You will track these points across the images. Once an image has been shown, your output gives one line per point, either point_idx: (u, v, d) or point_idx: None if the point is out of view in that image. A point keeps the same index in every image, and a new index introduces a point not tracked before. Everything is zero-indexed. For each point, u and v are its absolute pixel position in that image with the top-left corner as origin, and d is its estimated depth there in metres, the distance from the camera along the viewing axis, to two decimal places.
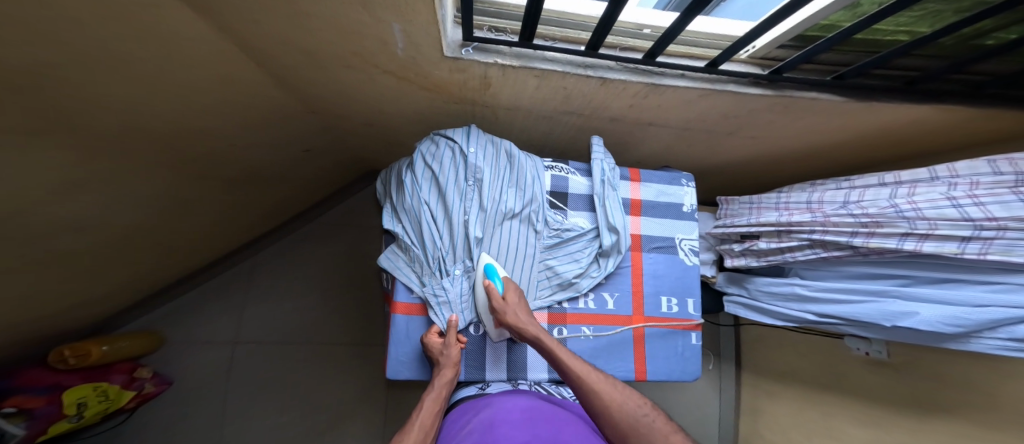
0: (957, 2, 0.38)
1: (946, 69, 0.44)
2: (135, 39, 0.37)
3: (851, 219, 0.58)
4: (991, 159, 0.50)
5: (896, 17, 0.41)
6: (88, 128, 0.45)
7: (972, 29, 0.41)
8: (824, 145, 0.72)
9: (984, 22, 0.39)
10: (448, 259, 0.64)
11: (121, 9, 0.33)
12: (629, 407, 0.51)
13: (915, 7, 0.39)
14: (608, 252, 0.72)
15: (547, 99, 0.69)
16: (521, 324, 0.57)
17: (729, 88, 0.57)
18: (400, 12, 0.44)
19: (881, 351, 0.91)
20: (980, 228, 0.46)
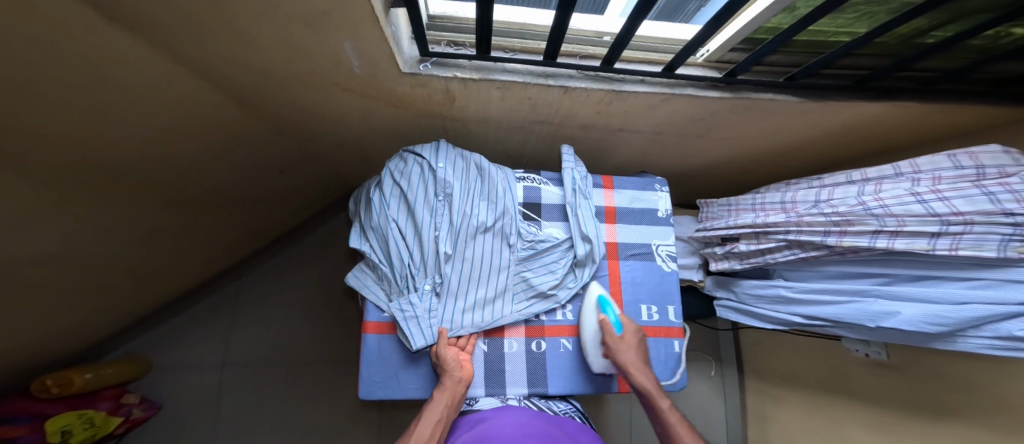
0: (887, 4, 0.39)
1: (891, 68, 0.44)
2: (80, 68, 0.38)
3: (823, 218, 0.57)
4: (952, 153, 0.49)
5: (832, 19, 0.42)
6: (47, 157, 0.46)
7: (906, 29, 0.41)
8: (797, 144, 0.71)
9: (915, 21, 0.40)
10: (416, 276, 0.63)
11: (58, 39, 0.34)
12: None
13: (847, 9, 0.40)
14: (584, 261, 0.70)
15: (515, 110, 0.70)
16: (632, 368, 0.60)
17: (687, 92, 0.56)
18: (347, 30, 0.45)
19: (879, 352, 0.88)
20: (947, 224, 0.45)
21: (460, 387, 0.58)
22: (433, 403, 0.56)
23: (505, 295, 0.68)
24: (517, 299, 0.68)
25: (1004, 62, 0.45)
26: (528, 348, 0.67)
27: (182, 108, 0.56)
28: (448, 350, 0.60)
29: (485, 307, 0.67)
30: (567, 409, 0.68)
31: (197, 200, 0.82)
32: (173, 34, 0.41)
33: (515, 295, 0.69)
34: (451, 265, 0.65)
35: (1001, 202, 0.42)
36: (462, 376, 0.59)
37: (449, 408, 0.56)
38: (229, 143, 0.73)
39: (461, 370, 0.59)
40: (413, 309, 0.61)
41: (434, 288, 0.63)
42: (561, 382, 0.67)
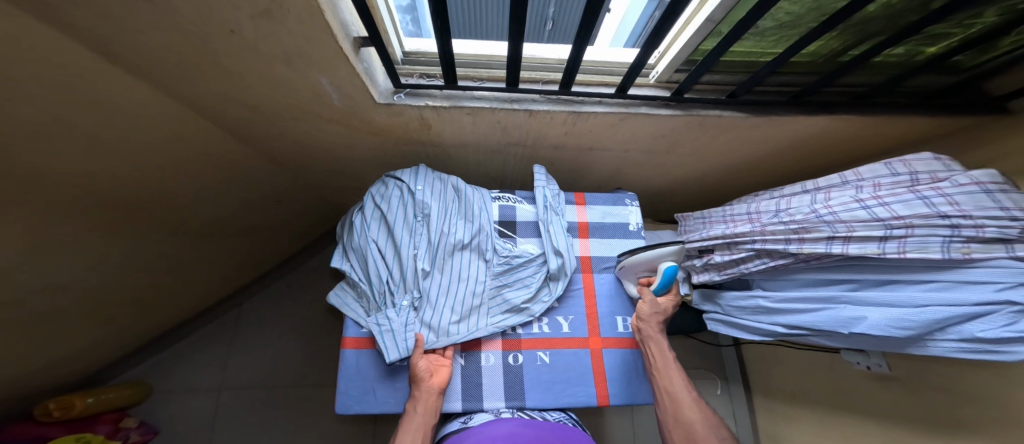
0: (796, 27, 0.46)
1: (818, 83, 0.48)
2: (78, 104, 0.43)
3: (782, 226, 0.58)
4: (888, 161, 0.52)
5: (756, 41, 0.49)
6: (46, 185, 0.50)
7: (818, 47, 0.47)
8: (763, 157, 0.73)
9: (822, 40, 0.46)
10: (393, 291, 0.65)
11: (63, 80, 0.39)
12: (699, 423, 0.54)
13: (766, 33, 0.47)
14: (559, 274, 0.72)
15: (488, 134, 0.74)
16: (648, 319, 0.67)
17: (642, 110, 0.60)
18: (321, 68, 0.51)
19: (881, 364, 0.86)
20: (891, 228, 0.46)
21: (436, 394, 0.59)
22: (411, 420, 0.55)
23: (482, 309, 0.68)
24: (495, 312, 0.69)
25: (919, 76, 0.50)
26: (505, 361, 0.67)
27: (181, 142, 0.62)
28: (421, 359, 0.60)
29: (460, 321, 0.66)
30: (561, 417, 0.67)
31: (197, 227, 0.87)
32: (164, 72, 0.47)
33: (492, 309, 0.69)
34: (428, 281, 0.67)
35: (935, 205, 0.43)
36: (437, 383, 0.59)
37: (428, 418, 0.56)
38: (227, 173, 0.79)
39: (436, 376, 0.60)
40: (389, 324, 0.62)
41: (410, 303, 0.64)
42: (539, 395, 0.66)
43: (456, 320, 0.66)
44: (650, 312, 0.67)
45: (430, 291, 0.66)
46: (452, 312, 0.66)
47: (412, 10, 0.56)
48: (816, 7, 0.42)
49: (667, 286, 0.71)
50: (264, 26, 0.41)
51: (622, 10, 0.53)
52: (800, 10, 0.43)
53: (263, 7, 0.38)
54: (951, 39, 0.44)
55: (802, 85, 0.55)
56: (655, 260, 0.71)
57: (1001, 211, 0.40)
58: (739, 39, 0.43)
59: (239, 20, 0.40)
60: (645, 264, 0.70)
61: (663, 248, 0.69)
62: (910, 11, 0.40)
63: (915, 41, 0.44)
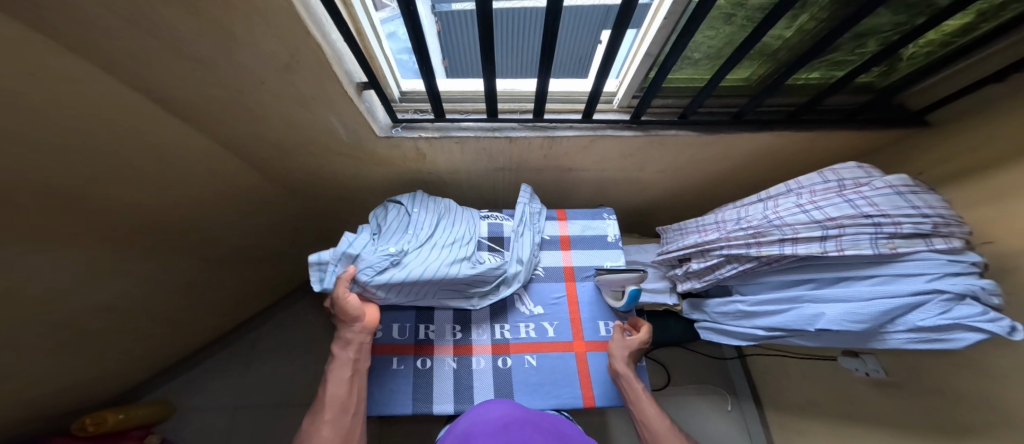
0: (720, 58, 0.56)
1: (753, 101, 0.56)
2: (130, 135, 0.54)
3: (740, 232, 0.62)
4: (821, 171, 0.59)
5: (690, 70, 0.59)
6: (98, 205, 0.60)
7: (742, 73, 0.58)
8: (729, 170, 0.79)
9: (744, 66, 0.56)
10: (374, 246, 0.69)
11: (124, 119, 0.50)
12: None
13: (698, 64, 0.57)
14: (513, 278, 0.77)
15: (476, 160, 0.82)
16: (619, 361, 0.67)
17: (607, 132, 0.68)
18: (330, 109, 0.61)
19: (879, 370, 0.78)
20: (827, 228, 0.52)
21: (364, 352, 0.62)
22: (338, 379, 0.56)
23: (443, 293, 0.74)
24: (453, 296, 0.75)
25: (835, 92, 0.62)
26: (495, 364, 0.72)
27: (210, 173, 0.73)
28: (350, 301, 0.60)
29: (415, 292, 0.70)
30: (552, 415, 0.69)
31: (220, 250, 0.97)
32: (204, 114, 0.58)
33: (452, 294, 0.75)
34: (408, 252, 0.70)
35: (859, 207, 0.51)
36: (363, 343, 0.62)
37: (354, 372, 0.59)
38: (248, 202, 0.89)
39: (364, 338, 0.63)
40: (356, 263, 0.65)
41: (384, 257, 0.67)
42: (526, 398, 0.70)
43: (413, 293, 0.70)
44: (620, 353, 0.69)
45: (407, 260, 0.69)
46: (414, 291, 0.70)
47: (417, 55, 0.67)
48: (730, 41, 0.53)
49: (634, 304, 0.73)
50: (285, 77, 0.52)
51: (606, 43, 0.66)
52: (719, 44, 0.53)
53: (285, 63, 0.49)
54: (852, 65, 0.56)
55: (740, 106, 0.64)
56: (623, 282, 0.75)
57: (913, 209, 0.49)
58: (673, 68, 0.53)
59: (266, 72, 0.51)
60: (615, 283, 0.76)
61: (628, 272, 0.75)
62: (802, 44, 0.51)
63: (822, 66, 0.57)
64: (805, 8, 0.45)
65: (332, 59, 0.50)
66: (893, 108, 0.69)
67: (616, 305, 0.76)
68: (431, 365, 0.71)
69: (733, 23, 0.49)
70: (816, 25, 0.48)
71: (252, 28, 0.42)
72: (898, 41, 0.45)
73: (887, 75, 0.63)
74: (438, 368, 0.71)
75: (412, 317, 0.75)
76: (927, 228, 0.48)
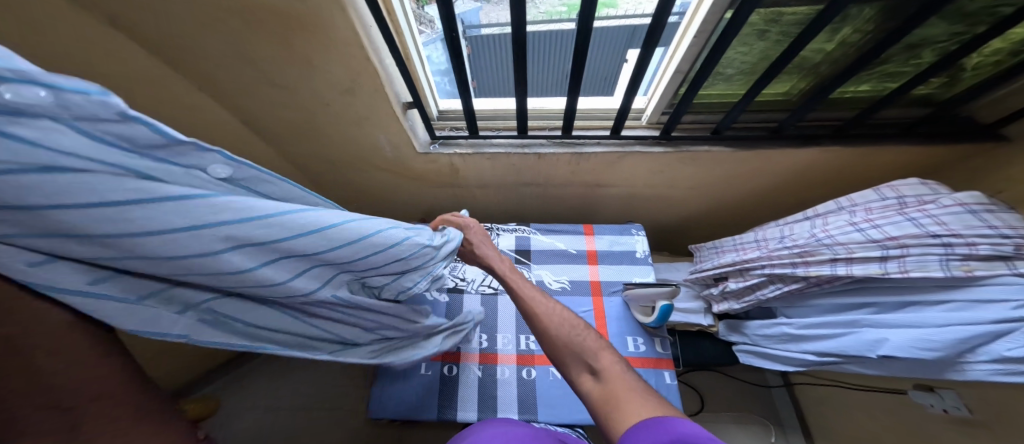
0: (751, 74, 0.55)
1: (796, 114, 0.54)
2: None
3: (785, 251, 0.59)
4: (878, 189, 0.57)
5: (715, 85, 0.58)
6: None
7: (778, 88, 0.57)
8: (770, 184, 0.75)
9: (780, 80, 0.55)
10: (5, 115, 0.18)
11: None
12: (566, 326, 0.43)
13: (730, 79, 0.56)
14: (417, 315, 0.52)
15: (505, 176, 0.83)
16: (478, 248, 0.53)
17: (636, 148, 0.68)
18: (378, 127, 0.66)
19: (960, 407, 0.70)
20: (887, 248, 0.49)
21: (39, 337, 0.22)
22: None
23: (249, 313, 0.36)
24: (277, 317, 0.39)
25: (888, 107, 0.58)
26: (520, 375, 0.71)
27: None
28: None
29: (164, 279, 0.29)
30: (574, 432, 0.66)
31: None
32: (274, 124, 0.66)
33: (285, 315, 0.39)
34: (147, 206, 0.23)
35: (924, 226, 0.47)
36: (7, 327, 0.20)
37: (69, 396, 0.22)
38: None
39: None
40: None
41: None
42: (551, 411, 0.68)
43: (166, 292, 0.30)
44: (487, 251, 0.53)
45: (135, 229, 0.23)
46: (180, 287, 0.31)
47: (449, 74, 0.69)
48: (765, 56, 0.51)
49: (664, 320, 0.70)
50: (345, 99, 0.59)
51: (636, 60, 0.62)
52: (753, 60, 0.52)
53: (348, 85, 0.56)
54: (908, 77, 0.54)
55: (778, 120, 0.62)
56: (654, 297, 0.73)
57: (989, 229, 0.45)
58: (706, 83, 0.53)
59: (329, 92, 0.58)
60: (646, 298, 0.74)
61: (660, 287, 0.74)
62: (843, 57, 0.49)
63: (872, 78, 0.54)
64: (845, 21, 0.43)
65: (384, 79, 0.55)
66: (958, 120, 0.63)
67: (648, 322, 0.72)
68: (457, 373, 0.72)
69: (767, 39, 0.48)
70: (860, 37, 0.46)
71: (327, 51, 0.49)
72: (958, 51, 0.44)
73: (948, 85, 0.58)
74: (463, 375, 0.72)
75: None
76: (1010, 250, 0.44)
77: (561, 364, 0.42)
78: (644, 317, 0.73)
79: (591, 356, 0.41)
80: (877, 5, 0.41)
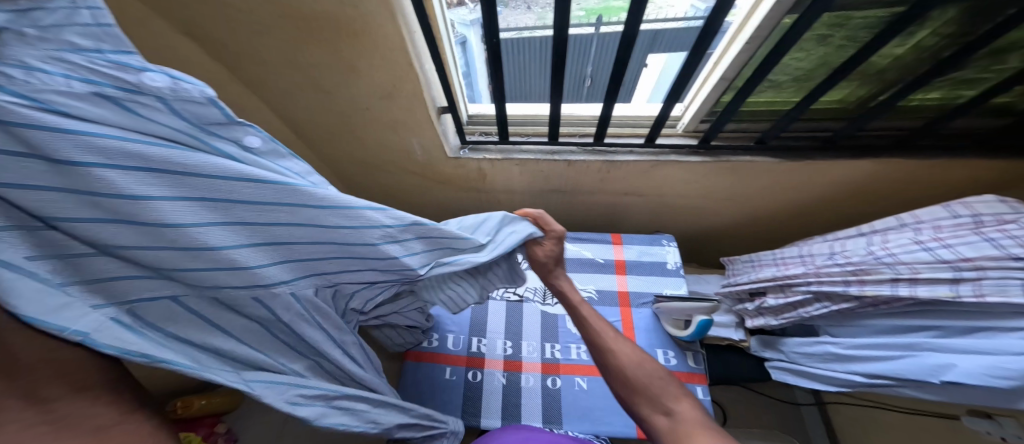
0: (808, 80, 0.53)
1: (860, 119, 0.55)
2: None
3: (837, 268, 0.56)
4: (946, 205, 0.54)
5: (761, 92, 0.57)
6: None
7: (839, 95, 0.57)
8: (812, 193, 0.71)
9: (843, 86, 0.55)
10: (107, 85, 0.20)
11: None
12: (643, 366, 0.41)
13: (783, 87, 0.55)
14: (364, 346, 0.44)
15: (533, 182, 0.82)
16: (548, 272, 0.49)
17: (672, 157, 0.66)
18: (413, 131, 0.67)
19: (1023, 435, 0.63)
20: (960, 270, 0.45)
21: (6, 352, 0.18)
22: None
23: (181, 316, 0.29)
24: (227, 324, 0.32)
25: (959, 117, 0.56)
26: (545, 384, 0.69)
27: None
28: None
29: (136, 261, 0.25)
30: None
31: None
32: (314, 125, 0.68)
33: (239, 323, 0.32)
34: (181, 177, 0.22)
35: (1005, 247, 0.44)
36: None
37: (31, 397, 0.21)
38: None
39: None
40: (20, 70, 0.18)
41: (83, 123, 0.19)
42: (577, 422, 0.65)
43: (82, 262, 0.23)
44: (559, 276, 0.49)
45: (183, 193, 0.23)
46: (105, 259, 0.24)
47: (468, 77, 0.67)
48: (824, 62, 0.50)
49: (701, 335, 0.67)
50: (384, 103, 0.59)
51: (658, 65, 0.62)
52: (809, 66, 0.51)
53: (388, 90, 0.56)
54: (985, 84, 0.52)
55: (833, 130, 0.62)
56: (689, 310, 0.71)
57: None
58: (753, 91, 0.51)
59: (369, 97, 0.59)
60: (680, 311, 0.71)
61: (699, 301, 0.71)
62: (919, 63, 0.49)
63: (945, 85, 0.53)
64: (926, 23, 0.43)
65: (424, 85, 0.56)
66: None
67: (683, 335, 0.69)
68: (481, 379, 0.71)
69: (829, 44, 0.47)
70: (936, 41, 0.46)
71: (373, 57, 0.50)
72: None
73: None
74: (487, 381, 0.70)
75: (466, 330, 0.76)
76: None
77: (634, 405, 0.40)
78: (680, 330, 0.70)
79: (669, 401, 0.38)
80: (964, 6, 0.40)
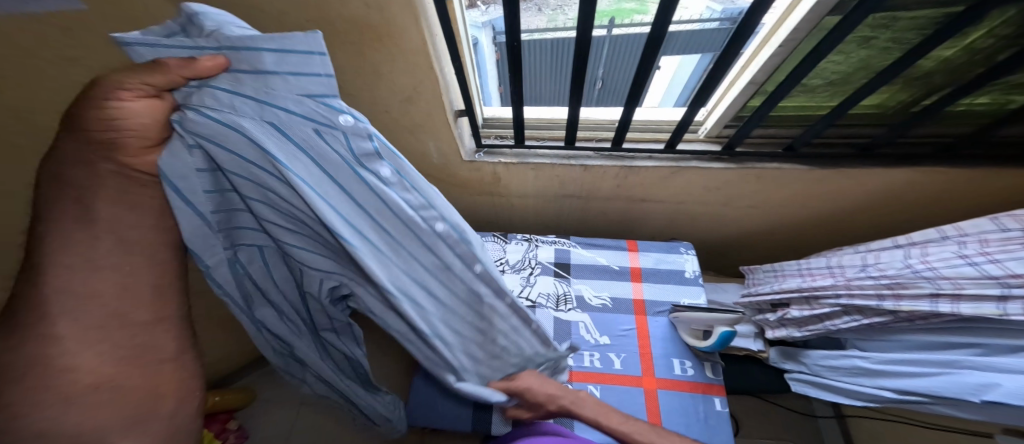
0: (844, 84, 0.53)
1: (898, 126, 0.54)
2: None
3: (871, 281, 0.54)
4: (994, 217, 0.51)
5: (794, 96, 0.56)
6: None
7: (877, 99, 0.55)
8: (838, 199, 0.69)
9: (881, 91, 0.54)
10: (313, 121, 0.24)
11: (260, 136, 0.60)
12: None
13: (816, 91, 0.54)
14: None
15: (548, 187, 0.81)
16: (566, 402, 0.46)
17: (692, 164, 0.65)
18: (430, 134, 0.66)
19: None
20: (1010, 287, 0.43)
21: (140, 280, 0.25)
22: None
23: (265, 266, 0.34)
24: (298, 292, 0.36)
25: (1013, 123, 0.53)
26: (555, 393, 0.64)
27: None
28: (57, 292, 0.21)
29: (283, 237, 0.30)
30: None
31: None
32: None
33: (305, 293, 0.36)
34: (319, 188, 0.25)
35: None
36: (93, 272, 0.23)
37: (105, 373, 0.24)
38: None
39: (88, 249, 0.22)
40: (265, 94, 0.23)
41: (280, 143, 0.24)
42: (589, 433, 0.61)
43: (233, 211, 0.30)
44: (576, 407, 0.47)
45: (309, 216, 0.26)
46: (246, 216, 0.30)
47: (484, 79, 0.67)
48: (865, 65, 0.49)
49: (723, 345, 0.65)
50: (404, 106, 0.59)
51: (673, 66, 0.64)
52: (848, 69, 0.50)
53: (408, 94, 0.56)
54: None
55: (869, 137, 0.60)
56: (709, 320, 0.69)
57: None
58: (783, 98, 0.50)
59: (390, 100, 0.58)
60: (697, 320, 0.69)
61: (720, 313, 0.70)
62: (969, 65, 0.47)
63: (996, 91, 0.51)
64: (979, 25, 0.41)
65: (443, 88, 0.55)
66: None
67: (703, 345, 0.67)
68: None
69: (873, 46, 0.45)
70: (990, 43, 0.44)
71: (397, 63, 0.50)
72: None
73: None
74: None
75: None
76: None
77: None
78: (699, 340, 0.68)
79: None
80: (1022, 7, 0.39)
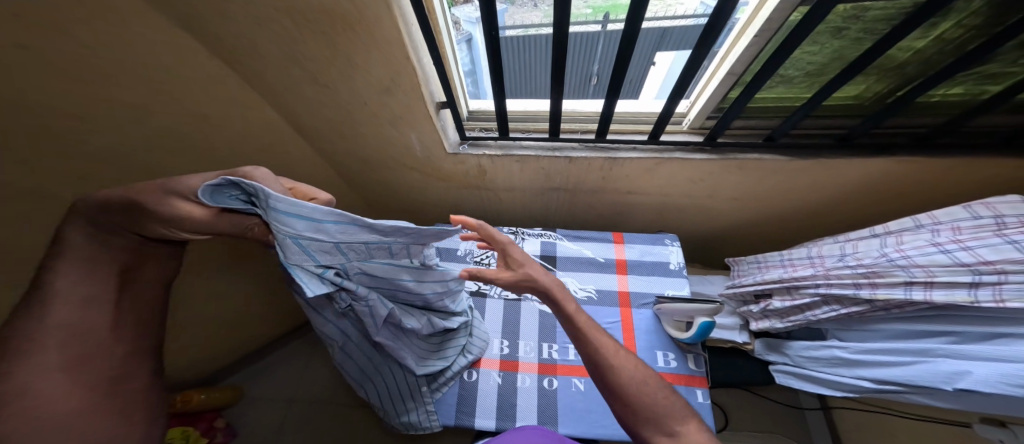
0: (820, 75, 0.52)
1: (875, 115, 0.54)
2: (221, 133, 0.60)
3: (848, 270, 0.54)
4: (968, 205, 0.52)
5: (772, 87, 0.56)
6: None
7: (853, 89, 0.56)
8: (820, 190, 0.69)
9: (856, 82, 0.54)
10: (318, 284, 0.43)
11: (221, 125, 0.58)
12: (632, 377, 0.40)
13: (793, 81, 0.55)
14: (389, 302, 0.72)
15: (533, 179, 0.80)
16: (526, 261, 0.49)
17: (676, 155, 0.65)
18: (411, 126, 0.66)
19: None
20: (980, 274, 0.44)
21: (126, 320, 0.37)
22: None
23: None
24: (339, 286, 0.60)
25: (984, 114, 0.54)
26: (539, 385, 0.64)
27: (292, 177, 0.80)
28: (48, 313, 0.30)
29: None
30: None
31: None
32: (314, 119, 0.68)
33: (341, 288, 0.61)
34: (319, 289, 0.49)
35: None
36: (84, 313, 0.33)
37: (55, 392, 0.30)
38: None
39: (96, 297, 0.33)
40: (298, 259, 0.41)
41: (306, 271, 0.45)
42: (572, 425, 0.61)
43: None
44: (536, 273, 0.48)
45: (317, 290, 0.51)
46: None
47: (474, 74, 0.66)
48: (839, 56, 0.49)
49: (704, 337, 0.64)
50: (383, 97, 0.58)
51: (667, 63, 0.58)
52: (823, 59, 0.50)
53: (386, 85, 0.55)
54: (1011, 79, 0.50)
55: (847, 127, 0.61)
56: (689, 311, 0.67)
57: None
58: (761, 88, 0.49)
59: (368, 92, 0.58)
60: (678, 312, 0.68)
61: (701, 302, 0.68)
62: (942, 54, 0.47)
63: (968, 81, 0.51)
64: (948, 15, 0.41)
65: (422, 79, 0.55)
66: None
67: (684, 337, 0.66)
68: (476, 378, 0.65)
69: (845, 37, 0.45)
70: (960, 33, 0.44)
71: (370, 53, 0.49)
72: None
73: None
74: (483, 381, 0.65)
75: None
76: None
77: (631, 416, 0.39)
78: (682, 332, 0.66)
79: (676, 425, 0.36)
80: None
